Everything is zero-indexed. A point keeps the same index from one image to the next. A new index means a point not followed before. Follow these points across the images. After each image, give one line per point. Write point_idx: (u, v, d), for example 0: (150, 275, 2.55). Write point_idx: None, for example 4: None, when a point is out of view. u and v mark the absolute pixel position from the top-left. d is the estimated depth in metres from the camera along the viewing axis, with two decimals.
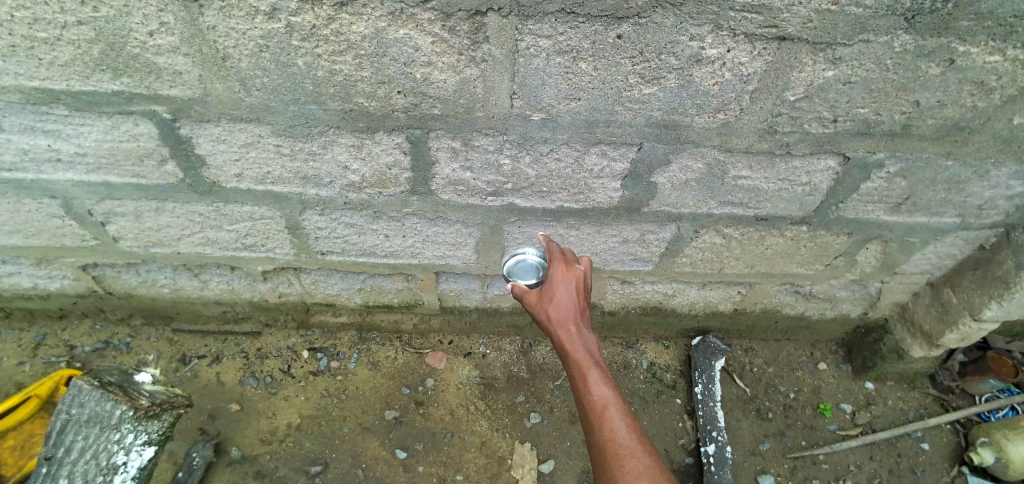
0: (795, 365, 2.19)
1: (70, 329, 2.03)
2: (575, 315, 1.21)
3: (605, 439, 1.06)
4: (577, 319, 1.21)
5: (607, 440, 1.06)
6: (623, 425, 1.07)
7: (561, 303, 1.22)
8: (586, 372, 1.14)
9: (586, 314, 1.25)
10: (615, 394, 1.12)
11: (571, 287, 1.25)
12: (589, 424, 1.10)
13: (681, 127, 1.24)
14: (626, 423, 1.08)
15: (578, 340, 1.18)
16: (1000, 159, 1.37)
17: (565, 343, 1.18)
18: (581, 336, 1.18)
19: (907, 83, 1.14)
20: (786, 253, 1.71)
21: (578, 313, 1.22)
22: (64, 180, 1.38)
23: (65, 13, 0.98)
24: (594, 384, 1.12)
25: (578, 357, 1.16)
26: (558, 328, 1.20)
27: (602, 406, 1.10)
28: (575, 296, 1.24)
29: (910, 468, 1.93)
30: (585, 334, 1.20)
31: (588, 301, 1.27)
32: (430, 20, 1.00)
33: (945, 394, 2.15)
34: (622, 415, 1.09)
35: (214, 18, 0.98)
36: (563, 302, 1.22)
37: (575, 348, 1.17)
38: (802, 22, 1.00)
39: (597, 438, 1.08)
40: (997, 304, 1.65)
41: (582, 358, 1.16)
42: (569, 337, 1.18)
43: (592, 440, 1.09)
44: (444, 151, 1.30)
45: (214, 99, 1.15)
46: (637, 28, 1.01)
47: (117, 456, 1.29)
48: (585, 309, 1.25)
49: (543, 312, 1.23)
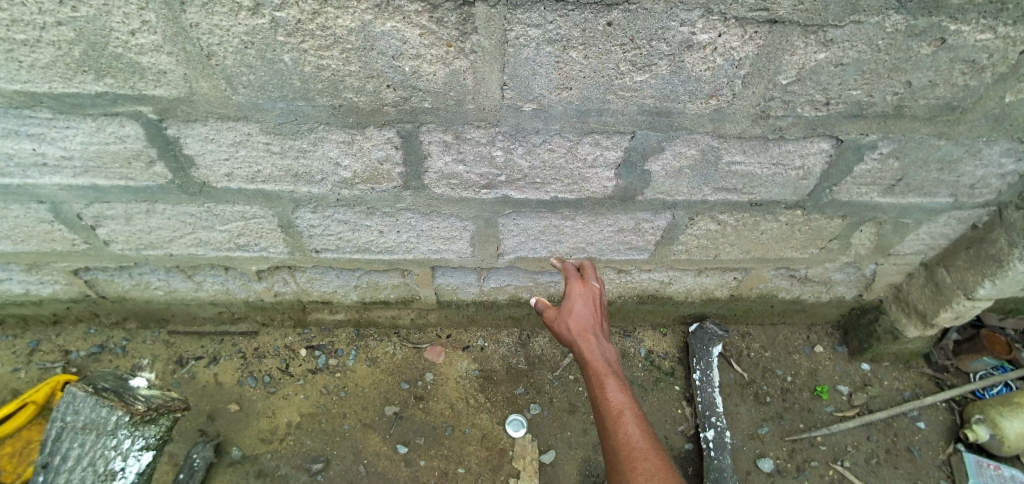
0: (792, 348, 2.21)
1: (65, 334, 2.01)
2: (593, 326, 1.33)
3: (620, 442, 1.12)
4: (595, 330, 1.32)
5: (622, 442, 1.12)
6: (637, 430, 1.13)
7: (579, 314, 1.34)
8: (603, 378, 1.22)
9: (603, 327, 1.35)
10: (630, 400, 1.20)
11: (587, 301, 1.38)
12: (605, 429, 1.16)
13: (673, 114, 1.24)
14: (640, 428, 1.14)
15: (596, 349, 1.28)
16: (992, 138, 1.37)
17: (584, 350, 1.28)
18: (598, 345, 1.29)
19: (899, 64, 1.14)
20: (781, 238, 1.71)
21: (595, 325, 1.34)
22: (51, 184, 1.36)
23: (44, 14, 0.95)
24: (610, 389, 1.21)
25: (594, 364, 1.25)
26: (577, 337, 1.30)
27: (617, 409, 1.17)
28: (591, 310, 1.36)
29: (906, 447, 1.95)
30: (603, 345, 1.30)
31: (605, 315, 1.39)
32: (417, 11, 0.98)
33: (940, 373, 2.18)
34: (636, 420, 1.15)
35: (196, 15, 0.96)
36: (581, 313, 1.34)
37: (593, 356, 1.26)
38: (793, 4, 0.99)
39: (613, 442, 1.13)
40: (990, 282, 1.66)
41: (600, 365, 1.25)
42: (587, 344, 1.28)
43: (608, 444, 1.14)
44: (435, 144, 1.29)
45: (200, 98, 1.14)
46: (627, 14, 1.00)
47: (115, 462, 1.28)
48: (602, 322, 1.36)
49: (563, 323, 1.34)
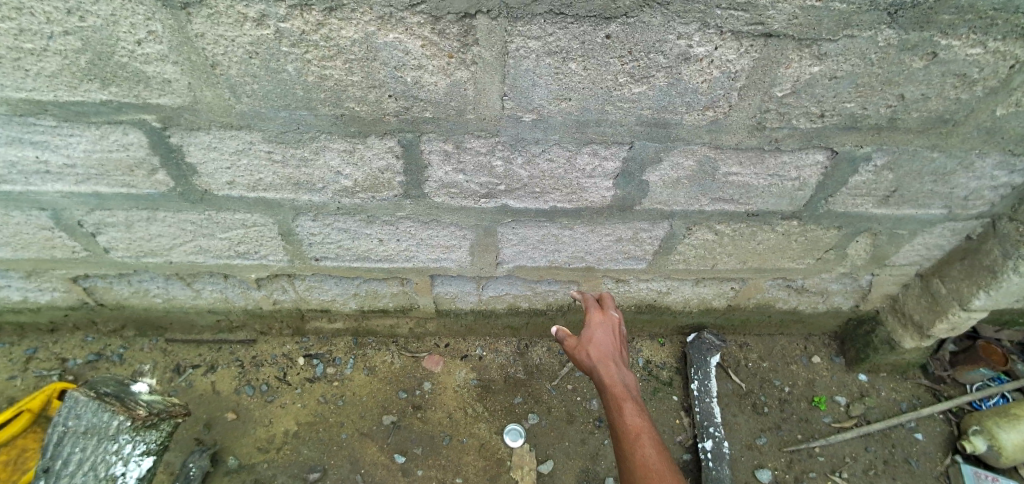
0: (789, 358, 2.21)
1: (62, 342, 2.01)
2: (613, 353, 1.47)
3: (637, 460, 1.21)
4: (614, 356, 1.46)
5: (639, 461, 1.21)
6: (652, 450, 1.23)
7: (599, 342, 1.49)
8: (622, 401, 1.34)
9: (622, 356, 1.49)
10: (647, 423, 1.30)
11: (607, 330, 1.53)
12: (623, 449, 1.26)
13: (670, 125, 1.26)
14: (655, 449, 1.23)
15: (615, 374, 1.40)
16: (984, 151, 1.39)
17: (604, 375, 1.40)
18: (617, 370, 1.42)
19: (892, 77, 1.16)
20: (778, 248, 1.73)
21: (615, 353, 1.47)
22: (54, 192, 1.37)
23: (52, 24, 0.97)
24: (628, 411, 1.32)
25: (614, 387, 1.37)
26: (597, 364, 1.43)
27: (634, 431, 1.27)
28: (611, 338, 1.51)
29: (905, 458, 1.95)
30: (622, 371, 1.43)
31: (624, 345, 1.52)
32: (419, 24, 1.00)
33: (936, 384, 2.18)
34: (652, 441, 1.25)
35: (202, 25, 0.98)
36: (600, 342, 1.48)
37: (613, 380, 1.39)
38: (787, 19, 1.02)
39: (630, 460, 1.22)
40: (985, 293, 1.68)
41: (619, 389, 1.37)
42: (607, 370, 1.41)
43: (626, 464, 1.23)
44: (435, 153, 1.30)
45: (204, 107, 1.15)
46: (625, 28, 1.02)
47: (116, 467, 1.28)
48: (621, 350, 1.50)
49: (584, 350, 1.48)
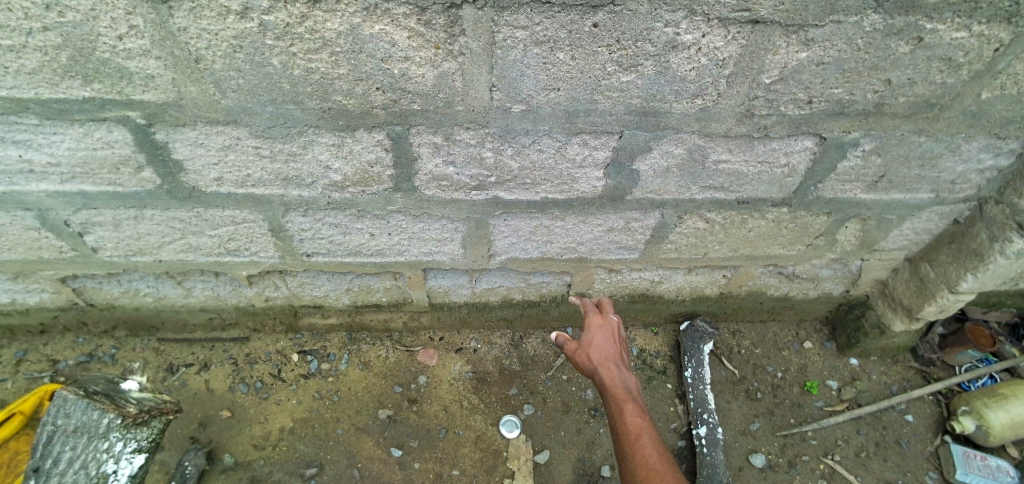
0: (781, 345, 2.23)
1: (52, 344, 1.99)
2: (614, 356, 1.48)
3: (638, 462, 1.22)
4: (615, 359, 1.48)
5: (640, 463, 1.21)
6: (653, 452, 1.23)
7: (600, 345, 1.51)
8: (623, 402, 1.36)
9: (624, 359, 1.51)
10: (648, 425, 1.31)
11: (607, 334, 1.55)
12: (625, 452, 1.26)
13: (659, 113, 1.26)
14: (656, 451, 1.24)
15: (616, 377, 1.42)
16: (971, 134, 1.40)
17: (605, 378, 1.42)
18: (619, 373, 1.44)
19: (877, 62, 1.16)
20: (768, 235, 1.74)
21: (616, 355, 1.49)
22: (38, 191, 1.35)
23: (31, 19, 0.95)
24: (629, 413, 1.33)
25: (615, 389, 1.39)
26: (598, 367, 1.45)
27: (635, 433, 1.28)
28: (611, 341, 1.53)
29: (895, 440, 1.98)
30: (623, 374, 1.45)
31: (625, 348, 1.54)
32: (405, 14, 0.99)
33: (926, 366, 2.22)
34: (653, 444, 1.26)
35: (184, 19, 0.97)
36: (601, 344, 1.51)
37: (614, 382, 1.41)
38: (774, 5, 1.01)
39: (632, 462, 1.23)
40: (972, 276, 1.70)
41: (620, 391, 1.39)
42: (608, 372, 1.43)
43: (627, 466, 1.23)
44: (425, 146, 1.29)
45: (189, 103, 1.14)
46: (613, 16, 1.02)
47: (107, 465, 1.29)
48: (622, 353, 1.51)
49: (585, 353, 1.50)
